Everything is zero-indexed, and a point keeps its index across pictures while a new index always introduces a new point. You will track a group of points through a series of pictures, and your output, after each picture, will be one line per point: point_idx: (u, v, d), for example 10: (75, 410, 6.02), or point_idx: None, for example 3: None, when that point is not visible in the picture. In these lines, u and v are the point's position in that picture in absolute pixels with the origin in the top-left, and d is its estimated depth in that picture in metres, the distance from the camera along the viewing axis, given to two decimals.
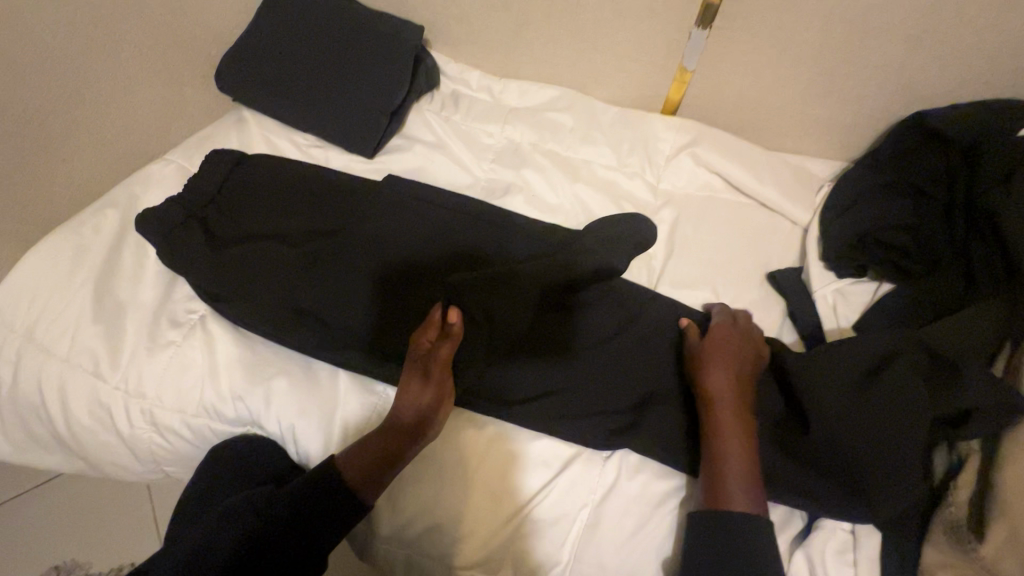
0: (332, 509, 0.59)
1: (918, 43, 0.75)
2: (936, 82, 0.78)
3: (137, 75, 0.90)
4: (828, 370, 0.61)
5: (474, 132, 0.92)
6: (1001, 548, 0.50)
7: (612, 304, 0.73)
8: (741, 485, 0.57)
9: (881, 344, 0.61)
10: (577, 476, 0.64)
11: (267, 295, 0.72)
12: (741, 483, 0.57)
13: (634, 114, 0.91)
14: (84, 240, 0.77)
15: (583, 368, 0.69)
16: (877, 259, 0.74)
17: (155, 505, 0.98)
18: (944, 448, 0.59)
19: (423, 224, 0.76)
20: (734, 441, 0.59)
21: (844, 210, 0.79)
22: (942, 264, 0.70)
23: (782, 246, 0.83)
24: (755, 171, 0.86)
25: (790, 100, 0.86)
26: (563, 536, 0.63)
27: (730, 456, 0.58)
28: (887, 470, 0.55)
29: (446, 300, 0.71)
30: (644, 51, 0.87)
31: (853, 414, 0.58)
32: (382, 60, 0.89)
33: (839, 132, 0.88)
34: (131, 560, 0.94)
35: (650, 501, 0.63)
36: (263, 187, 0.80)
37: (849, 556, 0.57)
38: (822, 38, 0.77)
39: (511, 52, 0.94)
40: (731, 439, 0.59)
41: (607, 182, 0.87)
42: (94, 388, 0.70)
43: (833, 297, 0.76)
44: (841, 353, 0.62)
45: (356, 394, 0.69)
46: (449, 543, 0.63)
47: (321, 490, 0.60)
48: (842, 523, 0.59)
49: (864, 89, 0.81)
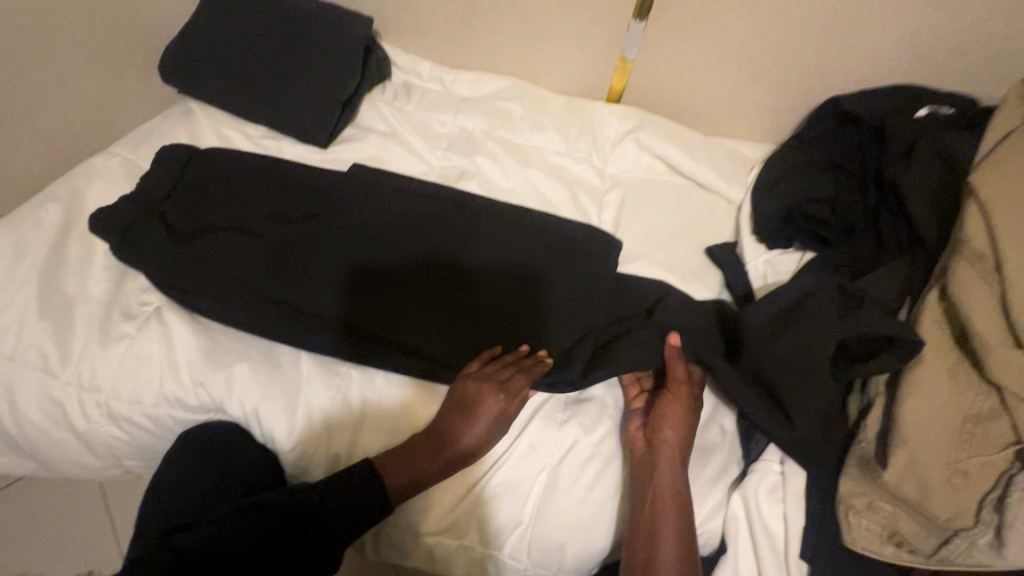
0: (343, 499, 0.61)
1: (830, 34, 0.82)
2: (848, 71, 0.86)
3: (77, 66, 0.87)
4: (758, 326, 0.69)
5: (428, 121, 0.94)
6: (900, 473, 0.57)
7: (567, 269, 0.75)
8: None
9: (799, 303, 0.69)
10: (533, 439, 0.68)
11: (225, 283, 0.72)
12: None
13: (581, 103, 0.95)
14: (25, 235, 0.75)
15: (537, 329, 0.72)
16: (802, 230, 0.81)
17: (112, 511, 0.95)
18: (857, 391, 0.67)
19: (381, 209, 0.78)
20: (673, 536, 0.59)
21: (772, 188, 0.86)
22: (856, 232, 0.78)
23: (720, 222, 0.90)
24: (693, 154, 0.92)
25: (722, 87, 0.93)
26: (525, 494, 0.66)
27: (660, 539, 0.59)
28: (806, 408, 0.63)
29: (406, 277, 0.74)
30: (587, 42, 0.91)
31: (777, 363, 0.66)
32: (333, 51, 0.90)
33: (767, 117, 0.95)
34: (89, 568, 0.91)
35: (603, 459, 0.68)
36: (217, 177, 0.79)
37: (779, 494, 0.65)
38: (747, 29, 0.84)
39: (461, 43, 0.97)
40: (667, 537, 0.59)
41: (558, 167, 0.91)
42: (46, 384, 0.69)
43: (763, 267, 0.83)
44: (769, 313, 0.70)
45: (321, 376, 0.70)
46: (418, 509, 0.67)
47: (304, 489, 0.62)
48: (772, 466, 0.67)
49: (786, 77, 0.89)
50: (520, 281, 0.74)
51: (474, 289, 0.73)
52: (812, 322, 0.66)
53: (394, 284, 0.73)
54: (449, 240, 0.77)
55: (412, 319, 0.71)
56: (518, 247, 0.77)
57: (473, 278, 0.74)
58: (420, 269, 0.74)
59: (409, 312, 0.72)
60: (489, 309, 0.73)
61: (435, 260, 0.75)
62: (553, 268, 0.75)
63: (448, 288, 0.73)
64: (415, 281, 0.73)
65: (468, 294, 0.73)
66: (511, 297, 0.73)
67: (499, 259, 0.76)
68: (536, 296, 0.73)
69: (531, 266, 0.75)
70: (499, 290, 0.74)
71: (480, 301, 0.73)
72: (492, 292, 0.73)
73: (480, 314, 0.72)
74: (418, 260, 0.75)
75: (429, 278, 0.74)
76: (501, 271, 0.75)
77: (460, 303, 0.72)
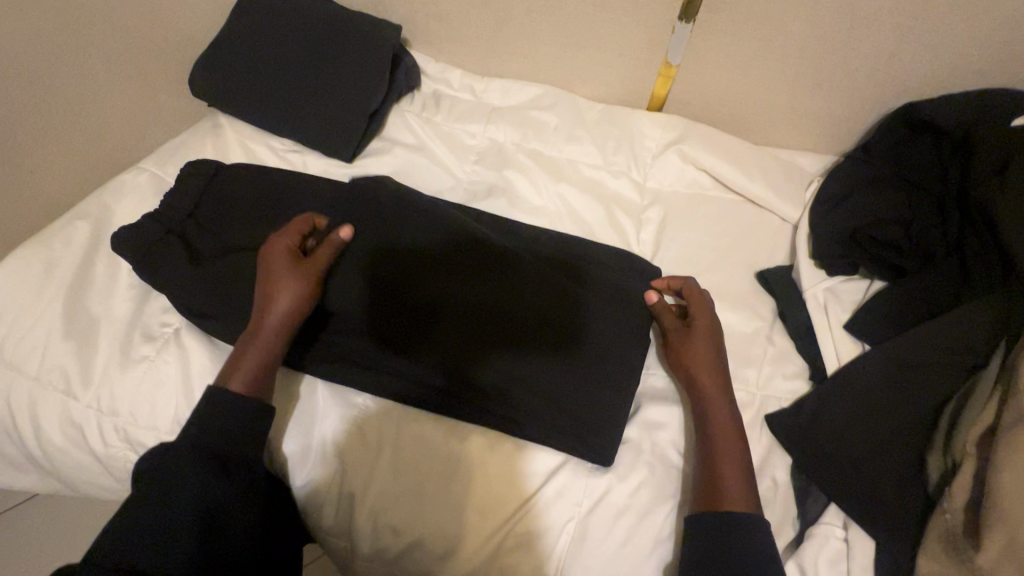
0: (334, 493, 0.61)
1: (906, 33, 0.73)
2: (928, 73, 0.76)
3: (111, 81, 0.87)
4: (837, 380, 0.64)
5: (457, 133, 0.90)
6: (997, 558, 0.48)
7: (608, 294, 0.71)
8: (737, 485, 0.59)
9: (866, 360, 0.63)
10: (561, 485, 0.63)
11: (246, 306, 0.69)
12: (738, 492, 0.58)
13: (619, 111, 0.89)
14: (55, 253, 0.75)
15: (585, 357, 0.67)
16: (870, 258, 0.72)
17: None
18: (939, 452, 0.58)
19: (405, 220, 0.72)
20: (731, 450, 0.60)
21: (833, 207, 0.77)
22: (936, 260, 0.68)
23: (772, 243, 0.82)
24: (743, 167, 0.84)
25: (778, 93, 0.84)
26: (550, 547, 0.61)
27: (720, 436, 0.61)
28: (882, 460, 0.59)
29: (441, 293, 0.68)
30: (628, 46, 0.85)
31: (850, 413, 0.62)
32: (359, 62, 0.86)
33: (827, 126, 0.86)
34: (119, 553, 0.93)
35: (637, 511, 0.62)
36: (239, 196, 0.77)
37: (843, 565, 0.57)
38: (808, 30, 0.75)
39: (492, 50, 0.92)
40: (728, 450, 0.60)
41: (593, 182, 0.85)
42: (66, 407, 0.68)
43: (824, 296, 0.73)
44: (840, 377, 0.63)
45: (337, 408, 0.67)
46: (434, 557, 0.62)
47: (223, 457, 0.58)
48: (834, 531, 0.59)
49: (852, 82, 0.80)
50: (564, 301, 0.69)
51: (512, 308, 0.68)
52: (875, 361, 0.63)
53: (416, 293, 0.68)
54: (465, 247, 0.72)
55: (448, 337, 0.67)
56: (561, 265, 0.74)
57: (496, 288, 0.69)
58: (432, 275, 0.69)
59: (429, 327, 0.67)
60: (524, 329, 0.67)
61: (463, 274, 0.70)
62: (595, 293, 0.71)
63: (467, 296, 0.68)
64: (439, 296, 0.68)
65: (508, 313, 0.68)
66: (550, 316, 0.68)
67: (513, 270, 0.71)
68: (584, 316, 0.69)
69: (571, 286, 0.71)
70: (540, 308, 0.68)
71: (507, 316, 0.68)
72: (534, 311, 0.68)
73: (500, 326, 0.67)
74: (428, 266, 0.70)
75: (456, 294, 0.68)
76: (539, 289, 0.70)
77: (498, 321, 0.67)
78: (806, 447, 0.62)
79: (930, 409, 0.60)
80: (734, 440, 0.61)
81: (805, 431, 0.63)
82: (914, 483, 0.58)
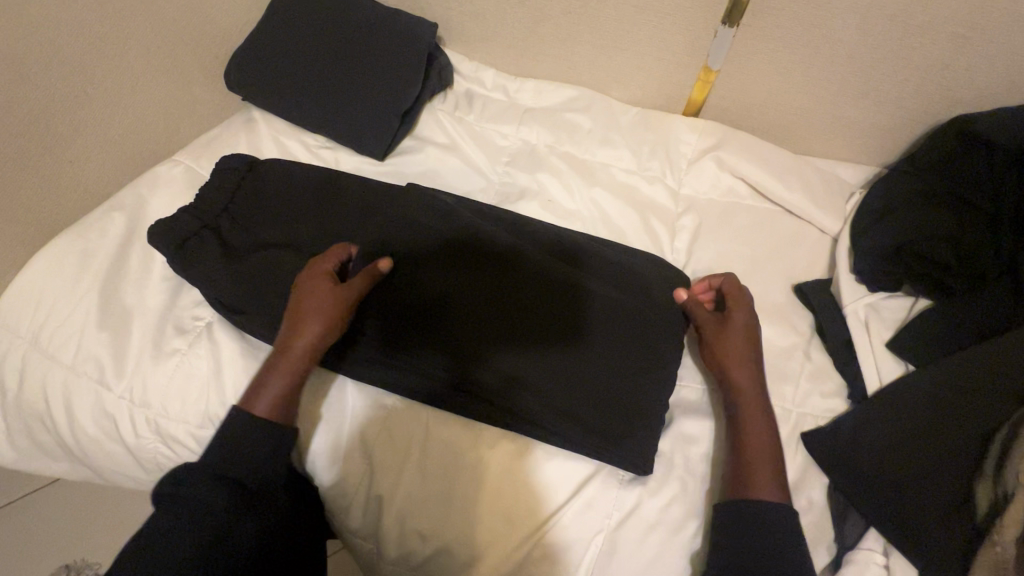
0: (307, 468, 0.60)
1: (962, 42, 0.70)
2: (981, 86, 0.74)
3: (147, 73, 0.87)
4: (881, 408, 0.62)
5: (489, 133, 0.89)
6: None
7: (633, 289, 0.71)
8: (767, 476, 0.60)
9: (915, 385, 0.62)
10: (595, 494, 0.62)
11: (276, 300, 0.69)
12: (768, 482, 0.59)
13: (655, 115, 0.87)
14: (92, 244, 0.75)
15: (610, 354, 0.67)
16: (915, 275, 0.70)
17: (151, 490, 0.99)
18: (988, 480, 0.55)
19: (429, 215, 0.74)
20: (760, 441, 0.61)
21: (876, 222, 0.75)
22: (989, 278, 0.66)
23: (811, 255, 0.80)
24: (780, 175, 0.83)
25: (821, 101, 0.82)
26: (580, 559, 0.61)
27: (748, 430, 0.62)
28: (928, 489, 0.57)
29: (461, 288, 0.69)
30: (668, 50, 0.83)
31: (894, 440, 0.60)
32: (394, 60, 0.86)
33: (871, 136, 0.84)
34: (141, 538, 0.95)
35: (668, 527, 0.61)
36: (272, 191, 0.77)
37: None
38: (857, 37, 0.73)
39: (528, 50, 0.91)
40: (758, 443, 0.61)
41: (627, 187, 0.84)
42: (99, 397, 0.69)
43: (865, 311, 0.72)
44: (885, 404, 0.62)
45: (363, 404, 0.67)
46: (461, 563, 0.62)
47: (173, 494, 0.56)
48: (874, 557, 0.59)
49: (901, 91, 0.77)
50: (591, 299, 0.69)
51: (529, 304, 0.68)
52: (916, 388, 0.61)
53: (430, 286, 0.69)
54: (484, 242, 0.72)
55: (467, 330, 0.67)
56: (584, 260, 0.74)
57: (515, 286, 0.69)
58: (441, 274, 0.69)
59: (445, 314, 0.67)
60: (546, 324, 0.67)
61: (486, 267, 0.70)
62: (626, 297, 0.70)
63: (486, 291, 0.69)
64: (455, 290, 0.69)
65: (526, 309, 0.68)
66: (571, 311, 0.68)
67: (534, 267, 0.71)
68: (613, 315, 0.69)
69: (602, 284, 0.71)
70: (561, 306, 0.69)
71: (526, 309, 0.68)
72: (554, 309, 0.68)
73: (510, 319, 0.68)
74: (440, 264, 0.70)
75: (470, 289, 0.69)
76: (566, 289, 0.70)
77: (517, 317, 0.68)
78: (845, 468, 0.61)
79: (976, 437, 0.57)
80: (763, 436, 0.62)
81: (846, 454, 0.61)
82: (964, 514, 0.55)
